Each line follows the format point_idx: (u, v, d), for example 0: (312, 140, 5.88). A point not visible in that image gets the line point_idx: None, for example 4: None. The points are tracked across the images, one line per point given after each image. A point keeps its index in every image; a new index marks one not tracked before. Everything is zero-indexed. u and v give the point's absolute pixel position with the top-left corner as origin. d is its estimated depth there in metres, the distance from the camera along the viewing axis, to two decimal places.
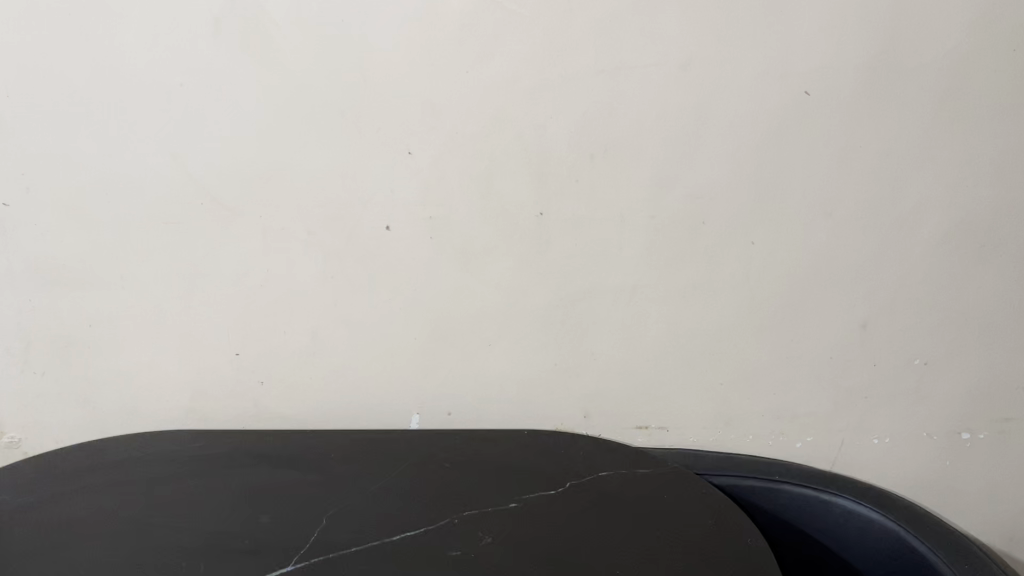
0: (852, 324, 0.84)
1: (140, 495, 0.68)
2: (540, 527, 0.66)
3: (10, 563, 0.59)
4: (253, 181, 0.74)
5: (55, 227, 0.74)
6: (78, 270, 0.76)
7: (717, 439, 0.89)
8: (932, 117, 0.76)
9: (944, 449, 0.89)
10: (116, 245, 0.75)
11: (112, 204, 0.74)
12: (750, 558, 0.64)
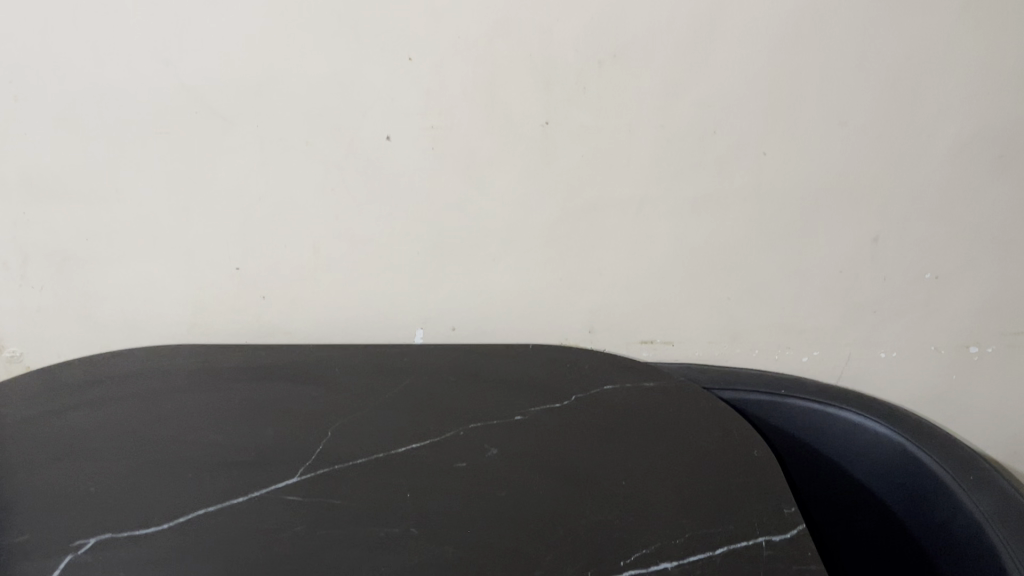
0: (864, 237, 0.83)
1: (145, 410, 0.70)
2: (546, 440, 0.66)
3: (19, 474, 0.62)
4: (249, 92, 0.73)
5: (46, 139, 0.74)
6: (73, 183, 0.76)
7: (722, 353, 0.89)
8: (961, 20, 0.72)
9: (950, 362, 0.89)
10: (110, 157, 0.75)
11: (106, 114, 0.73)
12: (758, 465, 0.63)
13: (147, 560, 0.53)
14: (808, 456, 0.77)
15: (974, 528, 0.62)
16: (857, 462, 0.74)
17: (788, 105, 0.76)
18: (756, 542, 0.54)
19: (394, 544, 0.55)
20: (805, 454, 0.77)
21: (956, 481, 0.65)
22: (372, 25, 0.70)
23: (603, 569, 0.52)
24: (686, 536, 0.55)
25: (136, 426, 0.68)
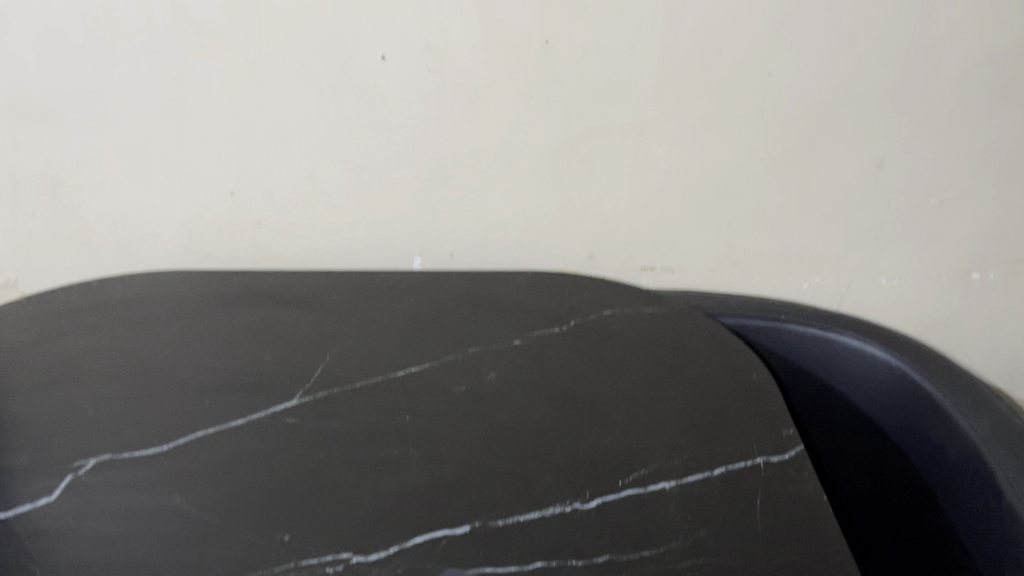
0: (869, 162, 0.81)
1: (141, 335, 0.70)
2: (545, 365, 0.66)
3: (16, 398, 0.61)
4: (238, 8, 0.70)
5: (30, 58, 0.72)
6: (61, 104, 0.74)
7: (723, 279, 0.89)
8: None
9: (951, 288, 0.89)
10: (97, 77, 0.73)
11: (90, 32, 0.71)
12: (757, 387, 0.63)
13: (147, 480, 0.54)
14: (805, 382, 0.77)
15: (970, 451, 0.62)
16: (857, 388, 0.74)
17: (795, 23, 0.73)
18: (754, 463, 0.54)
19: (393, 465, 0.55)
20: (802, 381, 0.77)
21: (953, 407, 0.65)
22: None
23: (601, 489, 0.52)
24: (684, 458, 0.55)
25: (133, 350, 0.67)
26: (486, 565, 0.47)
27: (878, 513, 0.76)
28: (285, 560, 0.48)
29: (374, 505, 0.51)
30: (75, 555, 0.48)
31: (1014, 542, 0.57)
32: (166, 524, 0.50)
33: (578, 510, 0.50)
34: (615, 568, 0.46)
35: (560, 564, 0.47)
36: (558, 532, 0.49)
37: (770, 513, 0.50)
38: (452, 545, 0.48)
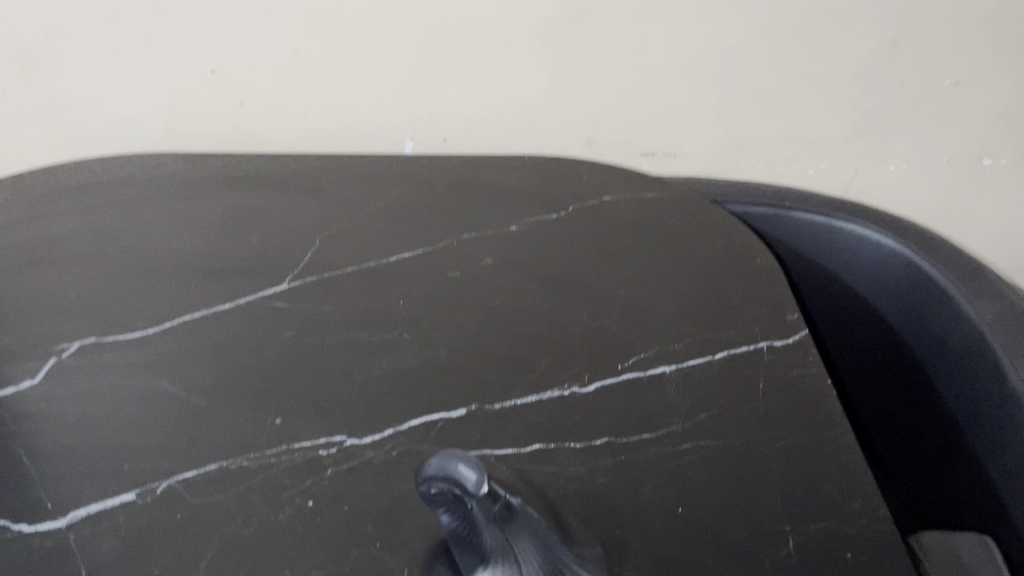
0: (883, 39, 0.77)
1: (122, 219, 0.67)
2: (542, 250, 0.63)
3: None
4: None
5: None
6: None
7: (726, 165, 0.86)
8: None
9: (959, 174, 0.87)
10: None
11: None
12: (761, 272, 0.61)
13: (132, 364, 0.52)
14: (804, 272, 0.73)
15: (973, 338, 0.61)
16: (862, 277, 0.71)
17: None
18: (757, 347, 0.52)
19: (387, 349, 0.53)
20: (794, 275, 0.74)
21: (955, 292, 0.63)
22: None
23: (599, 373, 0.51)
24: (684, 342, 0.53)
25: (114, 234, 0.65)
26: (482, 448, 0.46)
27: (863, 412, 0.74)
28: (277, 443, 0.47)
29: (367, 388, 0.50)
30: (61, 437, 0.47)
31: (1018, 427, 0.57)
32: (154, 408, 0.49)
33: (576, 394, 0.49)
34: (615, 450, 0.45)
35: (559, 446, 0.46)
36: (556, 416, 0.48)
37: (774, 395, 0.49)
38: (448, 427, 0.47)
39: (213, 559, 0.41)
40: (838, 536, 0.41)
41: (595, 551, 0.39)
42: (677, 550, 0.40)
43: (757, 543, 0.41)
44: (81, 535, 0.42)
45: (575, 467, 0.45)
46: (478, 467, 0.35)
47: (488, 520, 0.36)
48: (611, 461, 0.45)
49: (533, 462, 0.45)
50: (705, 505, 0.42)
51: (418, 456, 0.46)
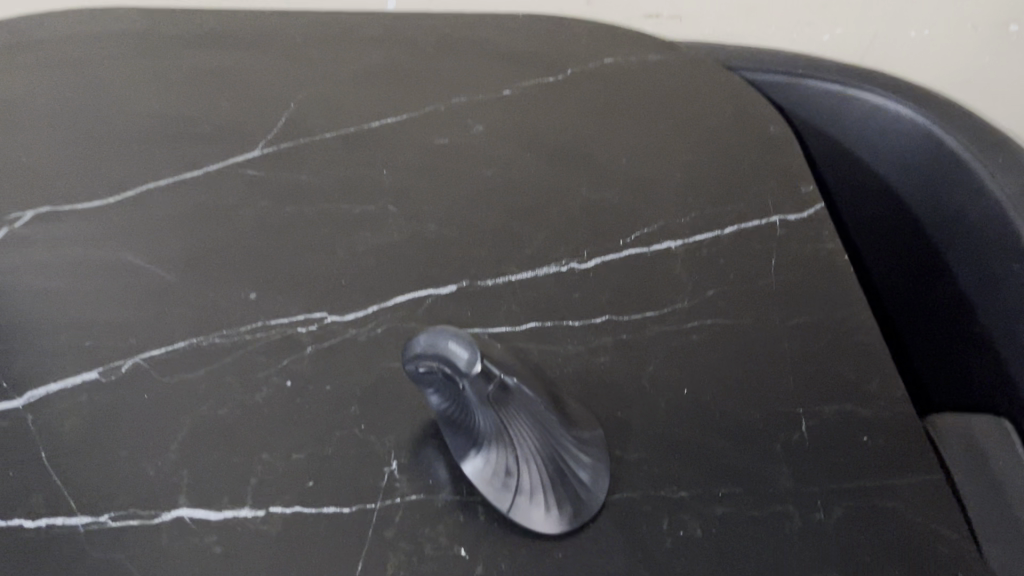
0: None
1: (69, 78, 0.60)
2: (539, 116, 0.57)
3: None
4: None
5: None
6: None
7: (735, 27, 0.80)
8: None
9: (986, 39, 0.80)
10: None
11: None
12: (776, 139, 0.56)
13: (92, 233, 0.48)
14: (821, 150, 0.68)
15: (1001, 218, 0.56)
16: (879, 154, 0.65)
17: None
18: (770, 223, 0.48)
19: (369, 220, 0.49)
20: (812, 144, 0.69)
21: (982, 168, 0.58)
22: None
23: (601, 248, 0.47)
24: (692, 215, 0.49)
25: (63, 92, 0.58)
26: (474, 327, 0.43)
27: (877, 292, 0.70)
28: (252, 320, 0.43)
29: (349, 262, 0.46)
30: (17, 313, 0.43)
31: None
32: (117, 282, 0.45)
33: (575, 270, 0.45)
34: (616, 328, 0.42)
35: (556, 325, 0.43)
36: (552, 292, 0.44)
37: (788, 271, 0.45)
38: (437, 305, 0.44)
39: (185, 439, 0.38)
40: (853, 419, 0.38)
41: (596, 434, 0.36)
42: (682, 432, 0.38)
43: (768, 426, 0.38)
44: (41, 416, 0.39)
45: (573, 346, 0.42)
46: (468, 348, 0.31)
47: (481, 403, 0.32)
48: (612, 341, 0.42)
49: (529, 341, 0.42)
50: (712, 387, 0.39)
51: (405, 334, 0.43)
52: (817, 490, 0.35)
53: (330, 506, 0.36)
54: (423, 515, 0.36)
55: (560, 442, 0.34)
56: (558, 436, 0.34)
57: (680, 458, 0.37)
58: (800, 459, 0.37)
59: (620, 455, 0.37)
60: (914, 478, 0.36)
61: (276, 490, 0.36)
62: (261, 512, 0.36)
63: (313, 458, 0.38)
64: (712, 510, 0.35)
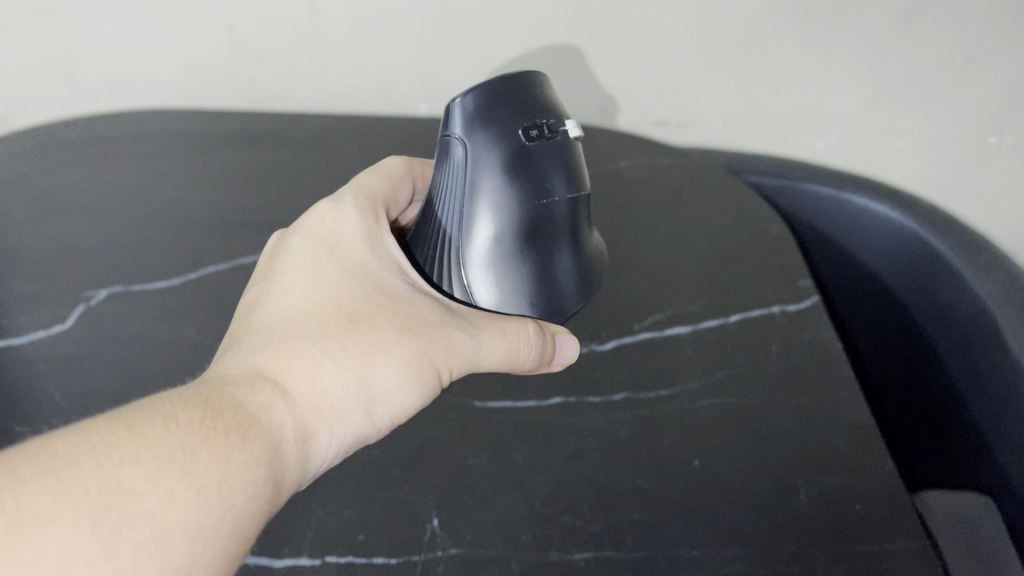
0: (898, 13, 0.74)
1: (127, 198, 0.65)
2: (618, 211, 0.64)
3: (26, 230, 0.61)
4: None
5: None
6: None
7: (738, 136, 0.86)
8: None
9: (966, 150, 0.86)
10: None
11: None
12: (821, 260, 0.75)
13: (162, 310, 0.54)
14: (832, 259, 0.73)
15: (940, 291, 0.65)
16: (880, 257, 0.70)
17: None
18: (769, 312, 0.53)
19: None
20: (801, 232, 0.74)
21: (947, 253, 0.64)
22: None
23: (616, 332, 0.52)
24: (701, 304, 0.54)
25: (128, 198, 0.65)
26: (505, 399, 0.47)
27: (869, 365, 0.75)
28: None
29: None
30: (97, 377, 0.49)
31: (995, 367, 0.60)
32: (183, 354, 0.51)
33: (595, 351, 0.51)
34: (633, 405, 0.47)
35: (580, 399, 0.47)
36: (575, 371, 0.49)
37: (788, 356, 0.50)
38: (469, 381, 0.49)
39: None
40: (849, 491, 0.42)
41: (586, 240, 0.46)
42: (695, 500, 0.42)
43: (773, 495, 0.42)
44: None
45: (596, 419, 0.46)
46: (504, 117, 0.41)
47: (457, 145, 0.42)
48: (629, 416, 0.46)
49: (556, 414, 0.46)
50: (721, 460, 0.44)
51: (442, 405, 0.47)
52: (815, 552, 0.39)
53: (379, 556, 0.40)
54: (463, 568, 0.39)
55: (504, 238, 0.42)
56: (499, 234, 0.42)
57: (693, 522, 0.41)
58: (802, 523, 0.41)
59: (639, 518, 0.41)
60: (906, 542, 0.40)
61: (327, 541, 0.40)
62: (317, 561, 0.40)
63: (362, 513, 0.42)
64: (722, 568, 0.39)
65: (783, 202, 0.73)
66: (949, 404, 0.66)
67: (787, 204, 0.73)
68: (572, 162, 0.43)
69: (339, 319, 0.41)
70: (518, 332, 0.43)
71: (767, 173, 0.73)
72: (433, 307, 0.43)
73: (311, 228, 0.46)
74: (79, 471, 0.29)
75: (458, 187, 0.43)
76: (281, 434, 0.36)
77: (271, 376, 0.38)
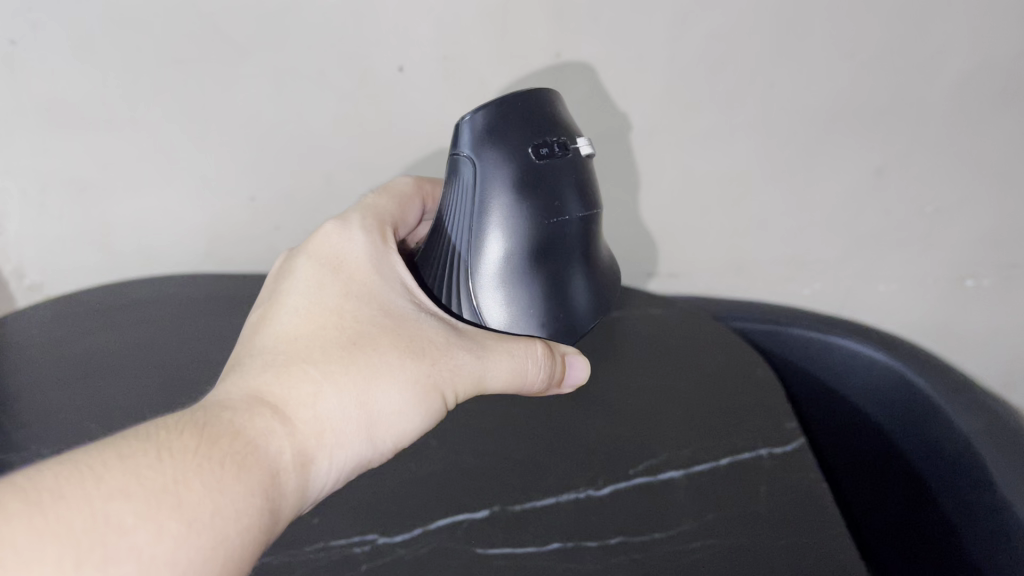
0: (867, 170, 0.81)
1: (154, 351, 0.70)
2: (611, 358, 0.68)
3: (60, 384, 0.66)
4: (242, 35, 0.68)
5: (46, 80, 0.70)
6: (74, 115, 0.73)
7: (728, 284, 0.91)
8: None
9: (946, 292, 0.90)
10: (116, 104, 0.72)
11: (96, 66, 0.70)
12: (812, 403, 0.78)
13: None
14: (821, 401, 0.77)
15: (925, 428, 0.68)
16: (869, 397, 0.73)
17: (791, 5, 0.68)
18: (758, 454, 0.56)
19: (414, 454, 0.57)
20: (788, 376, 0.78)
21: (929, 390, 0.67)
22: None
23: (612, 477, 0.54)
24: (693, 448, 0.57)
25: (158, 351, 0.70)
26: (507, 545, 0.49)
27: (857, 505, 0.77)
28: (315, 540, 0.50)
29: (395, 492, 0.54)
30: None
31: (975, 502, 0.61)
32: None
33: (591, 496, 0.53)
34: (630, 548, 0.49)
35: (579, 543, 0.49)
36: (574, 515, 0.51)
37: (778, 497, 0.52)
38: (473, 528, 0.51)
39: None
40: None
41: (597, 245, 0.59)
42: None
43: None
44: None
45: (594, 563, 0.48)
46: (515, 138, 0.53)
47: (472, 162, 0.54)
48: (626, 559, 0.48)
49: (555, 559, 0.48)
50: None
51: (447, 553, 0.49)
52: None
53: None
54: None
55: (517, 249, 0.54)
56: (512, 245, 0.54)
57: None
58: None
59: None
60: None
61: None
62: None
63: None
64: None
65: (770, 345, 0.77)
66: (938, 543, 0.67)
67: (776, 348, 0.77)
68: (580, 172, 0.55)
69: (343, 343, 0.49)
70: (524, 352, 0.52)
71: (755, 318, 0.77)
72: (436, 333, 0.52)
73: (319, 254, 0.55)
74: (72, 506, 0.34)
75: (472, 191, 0.54)
76: (278, 462, 0.42)
77: (278, 400, 0.45)
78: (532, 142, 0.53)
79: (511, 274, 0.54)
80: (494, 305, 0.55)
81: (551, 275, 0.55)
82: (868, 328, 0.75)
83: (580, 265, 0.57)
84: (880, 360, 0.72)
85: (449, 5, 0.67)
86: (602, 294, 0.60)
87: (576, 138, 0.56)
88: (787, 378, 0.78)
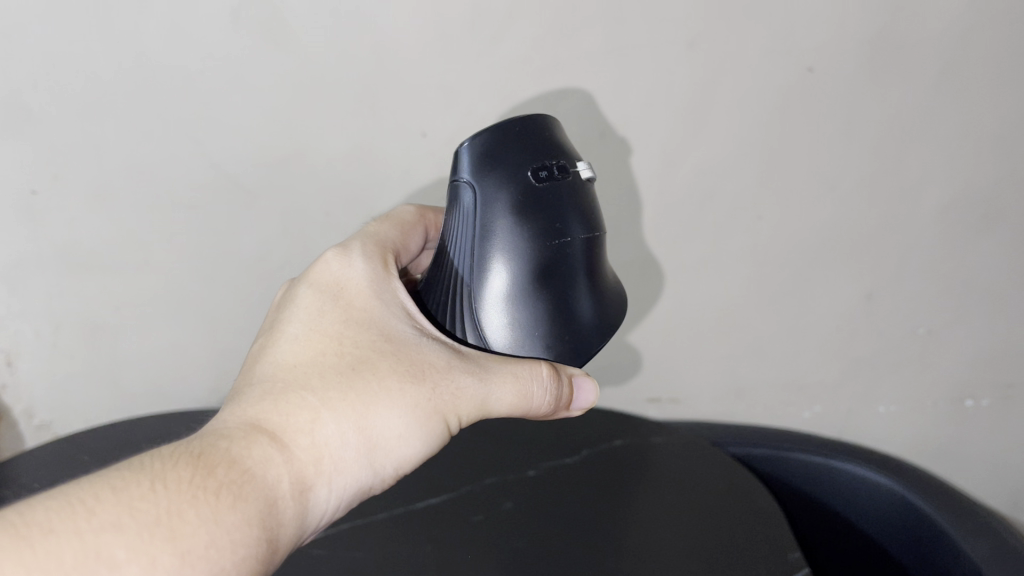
0: (858, 294, 0.83)
1: None
2: (613, 488, 0.68)
3: None
4: (255, 182, 0.72)
5: (65, 227, 0.73)
6: (90, 259, 0.76)
7: (728, 408, 0.91)
8: (940, 128, 0.72)
9: (946, 413, 0.91)
10: (131, 247, 0.76)
11: (114, 213, 0.73)
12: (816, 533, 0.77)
13: None
14: (825, 530, 0.76)
15: (932, 554, 0.67)
16: (874, 523, 0.73)
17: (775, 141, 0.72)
18: None
19: None
20: (791, 504, 0.78)
21: (932, 512, 0.67)
22: (372, 125, 0.69)
23: None
24: None
25: None
26: None
27: None
28: None
29: None
30: None
31: None
32: None
33: None
34: None
35: None
36: None
37: None
38: None
39: None
40: None
41: (609, 279, 0.52)
42: None
43: None
44: None
45: None
46: (512, 158, 0.47)
47: (468, 184, 0.48)
48: None
49: None
50: None
51: None
52: None
53: None
54: None
55: (520, 279, 0.47)
56: (514, 274, 0.47)
57: None
58: None
59: None
60: None
61: None
62: None
63: None
64: None
65: (773, 470, 0.77)
66: None
67: (779, 474, 0.78)
68: (583, 196, 0.48)
69: (343, 367, 0.45)
70: (532, 371, 0.47)
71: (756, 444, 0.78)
72: (441, 354, 0.47)
73: (319, 275, 0.51)
74: (58, 538, 0.33)
75: (470, 216, 0.48)
76: (273, 487, 0.40)
77: (269, 430, 0.42)
78: (530, 163, 0.47)
79: (516, 308, 0.47)
80: (498, 330, 0.48)
81: (555, 300, 0.47)
82: (871, 453, 0.76)
83: (591, 300, 0.49)
84: (883, 483, 0.72)
85: (450, 149, 0.71)
86: (613, 318, 0.50)
87: (576, 162, 0.49)
88: (790, 506, 0.78)
